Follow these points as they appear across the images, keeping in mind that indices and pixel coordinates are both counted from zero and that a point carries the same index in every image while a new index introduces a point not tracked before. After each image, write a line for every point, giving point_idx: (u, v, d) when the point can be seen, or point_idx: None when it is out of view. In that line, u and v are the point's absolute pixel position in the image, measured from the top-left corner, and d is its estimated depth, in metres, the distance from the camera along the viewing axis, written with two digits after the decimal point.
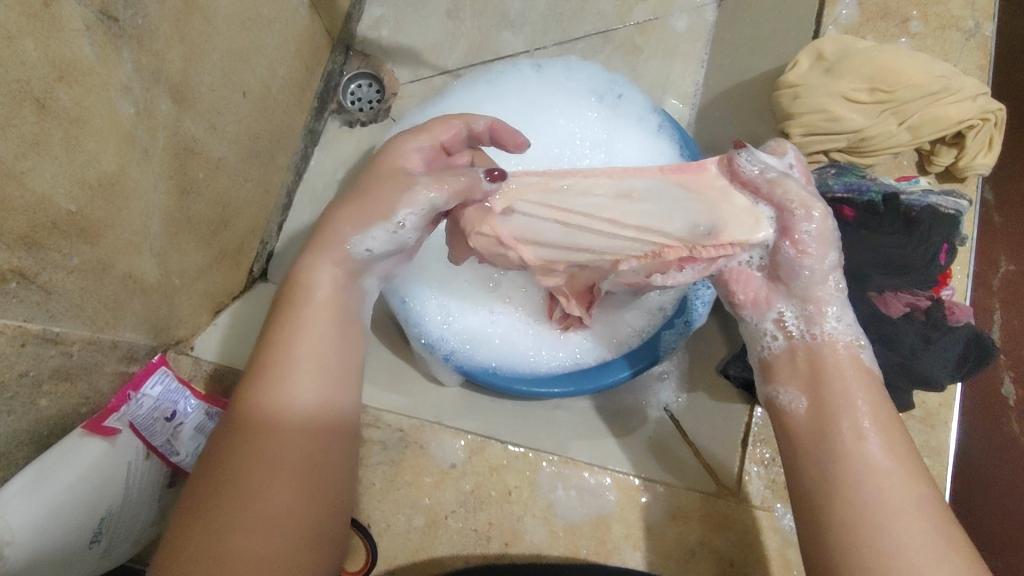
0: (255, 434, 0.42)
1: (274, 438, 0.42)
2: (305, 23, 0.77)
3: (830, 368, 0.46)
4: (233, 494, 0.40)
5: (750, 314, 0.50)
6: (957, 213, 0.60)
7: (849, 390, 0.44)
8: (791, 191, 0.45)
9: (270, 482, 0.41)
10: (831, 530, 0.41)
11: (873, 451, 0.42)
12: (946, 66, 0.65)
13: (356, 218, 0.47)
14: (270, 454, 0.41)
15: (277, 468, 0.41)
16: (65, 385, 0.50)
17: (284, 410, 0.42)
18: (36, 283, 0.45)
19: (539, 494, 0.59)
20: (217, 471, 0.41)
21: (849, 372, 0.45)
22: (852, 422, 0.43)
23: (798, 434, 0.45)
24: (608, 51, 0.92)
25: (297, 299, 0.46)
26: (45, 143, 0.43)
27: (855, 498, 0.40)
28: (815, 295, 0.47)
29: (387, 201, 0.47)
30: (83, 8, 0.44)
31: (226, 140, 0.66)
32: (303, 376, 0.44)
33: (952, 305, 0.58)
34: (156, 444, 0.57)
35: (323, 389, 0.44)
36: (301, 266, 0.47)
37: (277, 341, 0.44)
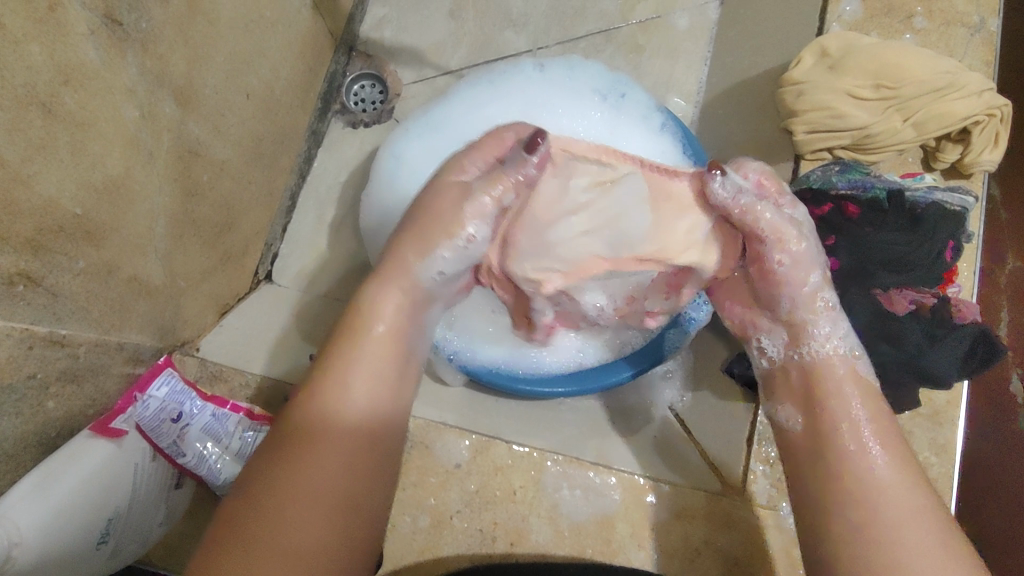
0: (304, 455, 0.41)
1: (326, 451, 0.42)
2: (309, 24, 0.77)
3: (828, 386, 0.49)
4: (273, 522, 0.38)
5: (744, 337, 0.57)
6: (962, 210, 0.59)
7: (846, 406, 0.47)
8: (761, 221, 0.51)
9: (316, 501, 0.40)
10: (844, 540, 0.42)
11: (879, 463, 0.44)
12: (951, 62, 0.65)
13: (420, 248, 0.49)
14: (318, 482, 0.40)
15: (322, 499, 0.40)
16: (72, 387, 0.51)
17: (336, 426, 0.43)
18: (43, 286, 0.45)
19: (544, 494, 0.59)
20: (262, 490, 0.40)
21: (846, 386, 0.48)
22: (854, 437, 0.45)
23: (801, 448, 0.48)
24: (610, 50, 0.91)
25: (360, 329, 0.47)
26: (51, 146, 0.43)
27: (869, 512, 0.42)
28: (800, 316, 0.52)
29: (451, 220, 0.49)
30: (88, 12, 0.44)
31: (230, 142, 0.66)
32: (361, 391, 0.44)
33: (957, 303, 0.57)
34: (162, 445, 0.58)
35: (376, 408, 0.45)
36: (366, 294, 0.48)
37: (337, 365, 0.45)
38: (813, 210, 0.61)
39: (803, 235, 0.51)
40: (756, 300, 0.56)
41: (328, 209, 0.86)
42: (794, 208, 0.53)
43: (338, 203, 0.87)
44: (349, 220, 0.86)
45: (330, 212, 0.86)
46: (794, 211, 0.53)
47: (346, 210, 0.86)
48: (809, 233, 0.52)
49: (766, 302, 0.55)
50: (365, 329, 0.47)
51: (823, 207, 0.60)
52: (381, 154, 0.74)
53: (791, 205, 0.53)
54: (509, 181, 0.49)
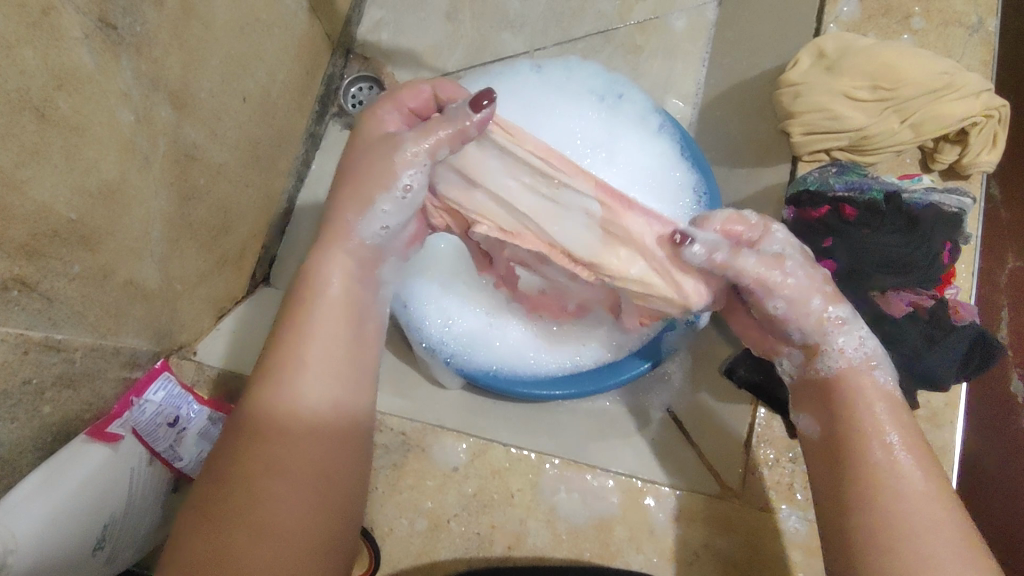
0: (261, 440, 0.42)
1: (279, 441, 0.42)
2: (305, 27, 0.77)
3: (843, 392, 0.49)
4: (245, 503, 0.40)
5: (770, 355, 0.56)
6: (960, 212, 0.59)
7: (873, 411, 0.48)
8: (743, 269, 0.50)
9: (281, 490, 0.41)
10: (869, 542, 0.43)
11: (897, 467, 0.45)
12: (949, 63, 0.65)
13: (360, 204, 0.49)
14: (280, 461, 0.42)
15: (290, 474, 0.41)
16: (68, 392, 0.50)
17: (288, 417, 0.43)
18: (38, 291, 0.45)
19: (542, 497, 0.59)
20: (226, 474, 0.41)
21: (867, 394, 0.49)
22: (873, 440, 0.46)
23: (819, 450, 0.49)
24: (608, 51, 0.91)
25: (304, 306, 0.46)
26: (45, 152, 0.43)
27: (892, 518, 0.43)
28: (817, 335, 0.51)
29: (381, 174, 0.48)
30: (82, 16, 0.44)
31: (227, 146, 0.66)
32: (306, 378, 0.44)
33: (956, 305, 0.57)
34: (159, 449, 0.58)
35: (330, 391, 0.44)
36: (309, 269, 0.48)
37: (287, 343, 0.45)
38: (811, 212, 0.61)
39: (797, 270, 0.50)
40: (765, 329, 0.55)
41: (326, 211, 0.86)
42: (775, 239, 0.51)
43: None
44: None
45: None
46: (775, 244, 0.51)
47: None
48: (802, 262, 0.51)
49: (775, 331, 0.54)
50: (315, 299, 0.46)
51: (820, 210, 0.60)
52: None
53: (769, 237, 0.51)
54: (444, 133, 0.47)
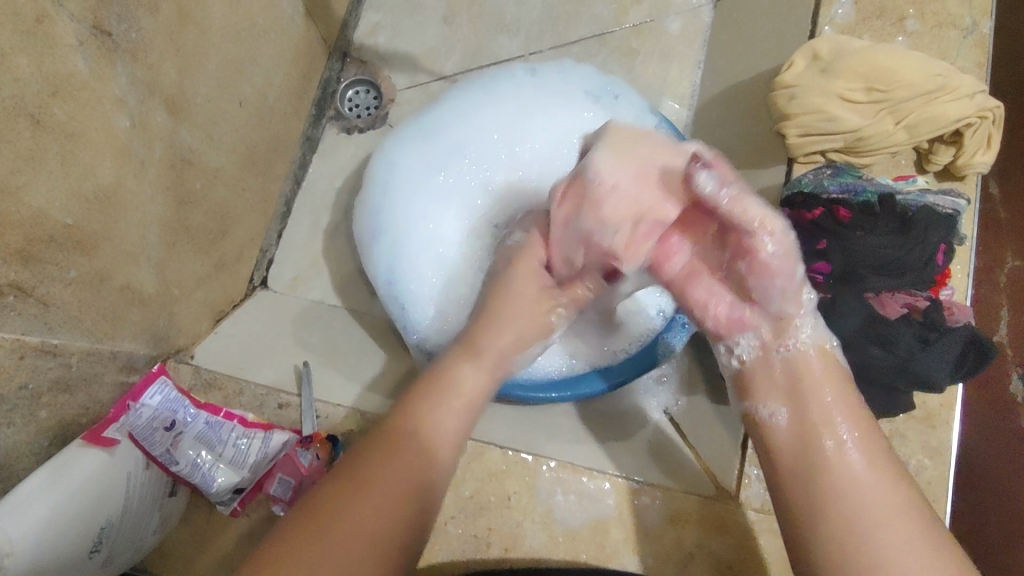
0: (385, 449, 0.44)
1: (398, 464, 0.44)
2: (301, 31, 0.77)
3: (811, 377, 0.48)
4: (346, 498, 0.41)
5: (720, 335, 0.53)
6: (955, 214, 0.59)
7: (832, 405, 0.47)
8: (748, 208, 0.47)
9: (373, 514, 0.41)
10: (839, 556, 0.42)
11: (868, 478, 0.44)
12: (943, 65, 0.65)
13: (518, 341, 0.54)
14: (388, 475, 0.43)
15: (387, 490, 0.42)
16: (64, 397, 0.51)
17: (413, 443, 0.45)
18: (34, 296, 0.46)
19: (538, 500, 0.59)
20: (337, 476, 0.43)
21: (825, 380, 0.48)
22: (846, 450, 0.45)
23: (786, 450, 0.47)
24: (604, 54, 0.92)
25: (442, 382, 0.49)
26: (40, 158, 0.44)
27: (862, 531, 0.42)
28: (786, 304, 0.50)
29: (528, 323, 0.54)
30: (76, 24, 0.45)
31: (223, 150, 0.66)
32: (442, 412, 0.47)
33: (949, 305, 0.57)
34: (156, 453, 0.56)
35: (460, 423, 0.48)
36: (448, 367, 0.50)
37: (441, 374, 0.50)
38: (804, 214, 0.61)
39: (788, 222, 0.48)
40: (739, 292, 0.52)
41: (323, 214, 0.86)
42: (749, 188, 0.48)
43: (333, 208, 0.87)
44: (343, 226, 0.86)
45: (325, 218, 0.86)
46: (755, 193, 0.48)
47: (341, 215, 0.86)
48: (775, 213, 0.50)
49: (752, 295, 0.51)
50: (451, 395, 0.48)
51: (814, 212, 0.60)
52: (375, 161, 0.73)
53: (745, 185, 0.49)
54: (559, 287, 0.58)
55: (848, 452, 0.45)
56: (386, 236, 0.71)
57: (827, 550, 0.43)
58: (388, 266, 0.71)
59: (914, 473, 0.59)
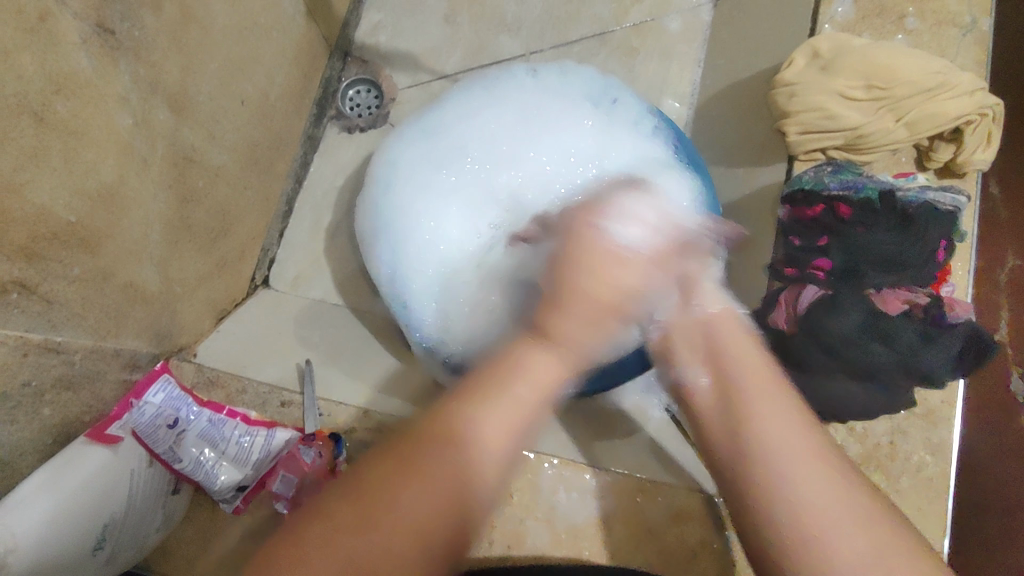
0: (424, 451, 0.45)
1: (437, 465, 0.44)
2: (303, 30, 0.77)
3: (725, 341, 0.52)
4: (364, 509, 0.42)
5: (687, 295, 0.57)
6: (955, 211, 0.59)
7: (751, 368, 0.49)
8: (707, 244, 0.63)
9: (390, 514, 0.42)
10: (779, 530, 0.41)
11: (788, 435, 0.44)
12: (943, 62, 0.65)
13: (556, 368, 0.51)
14: (414, 486, 0.43)
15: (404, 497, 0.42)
16: (68, 394, 0.51)
17: (451, 461, 0.44)
18: (38, 293, 0.46)
19: (540, 497, 0.59)
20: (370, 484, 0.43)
21: (735, 345, 0.52)
22: (768, 415, 0.45)
23: (715, 421, 0.48)
24: (604, 53, 0.92)
25: (511, 376, 0.49)
26: (44, 155, 0.44)
27: (789, 492, 0.41)
28: (696, 292, 0.57)
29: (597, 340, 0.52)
30: (80, 22, 0.45)
31: (225, 149, 0.66)
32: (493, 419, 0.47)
33: (950, 301, 0.57)
34: (159, 451, 0.57)
35: (497, 430, 0.47)
36: (519, 356, 0.51)
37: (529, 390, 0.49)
38: (806, 212, 0.61)
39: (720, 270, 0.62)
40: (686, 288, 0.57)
41: (324, 213, 0.87)
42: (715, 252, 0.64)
43: (334, 207, 0.87)
44: (344, 225, 0.86)
45: (327, 217, 0.86)
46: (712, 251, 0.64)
47: (342, 214, 0.86)
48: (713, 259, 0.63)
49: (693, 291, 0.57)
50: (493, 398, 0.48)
51: (815, 209, 0.60)
52: (376, 160, 0.75)
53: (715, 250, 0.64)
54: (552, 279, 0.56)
55: (767, 416, 0.45)
56: (389, 234, 0.71)
57: (763, 523, 0.42)
58: (390, 263, 0.71)
59: (915, 470, 0.59)
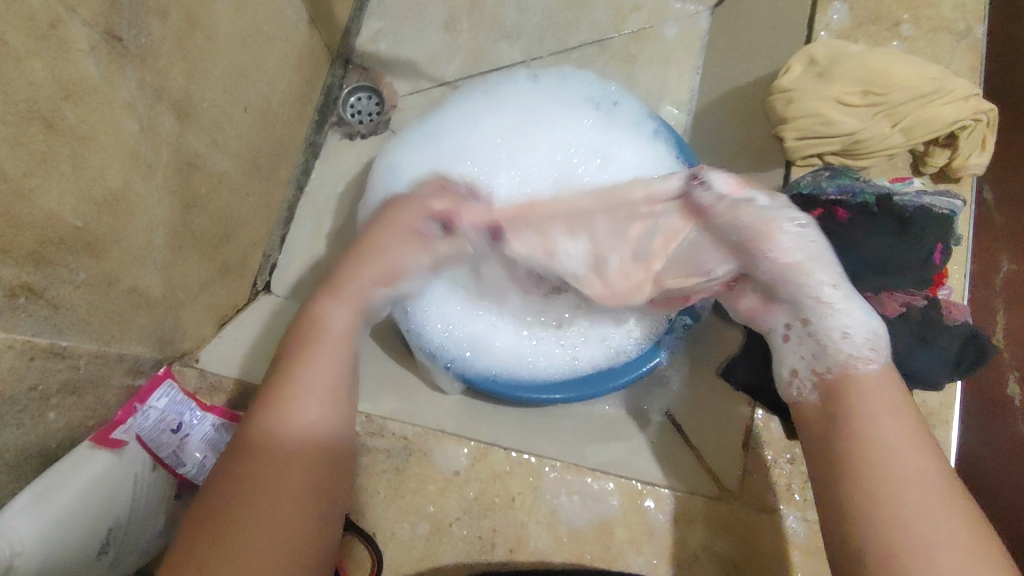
0: (265, 460, 0.45)
1: (281, 461, 0.45)
2: (305, 38, 0.78)
3: (854, 378, 0.47)
4: (248, 510, 0.43)
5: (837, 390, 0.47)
6: (951, 213, 0.59)
7: (876, 392, 0.46)
8: (743, 214, 0.53)
9: (276, 510, 0.43)
10: (887, 541, 0.40)
11: (904, 444, 0.43)
12: (939, 68, 0.66)
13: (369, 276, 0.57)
14: (277, 476, 0.44)
15: (287, 490, 0.44)
16: (72, 399, 0.51)
17: (294, 426, 0.46)
18: (45, 297, 0.46)
19: (542, 500, 0.59)
20: (236, 484, 0.44)
21: (880, 389, 0.46)
22: (881, 419, 0.44)
23: (811, 415, 0.49)
24: (603, 60, 0.93)
25: (312, 328, 0.52)
26: (51, 161, 0.44)
27: (905, 514, 0.40)
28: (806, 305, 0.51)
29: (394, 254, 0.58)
30: (89, 29, 0.45)
31: (229, 155, 0.67)
32: (315, 404, 0.48)
33: (947, 305, 0.57)
34: (162, 455, 0.58)
35: (326, 414, 0.48)
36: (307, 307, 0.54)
37: (298, 364, 0.49)
38: (803, 215, 0.60)
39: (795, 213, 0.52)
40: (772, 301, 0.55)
41: (326, 219, 0.87)
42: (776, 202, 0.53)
43: (336, 213, 0.87)
44: (347, 231, 0.86)
45: (328, 222, 0.87)
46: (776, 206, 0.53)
47: (343, 220, 0.87)
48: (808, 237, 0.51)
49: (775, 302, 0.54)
50: (292, 379, 0.48)
51: (813, 213, 0.59)
52: (378, 164, 0.75)
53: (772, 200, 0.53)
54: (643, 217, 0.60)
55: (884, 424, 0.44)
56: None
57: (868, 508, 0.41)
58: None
59: None
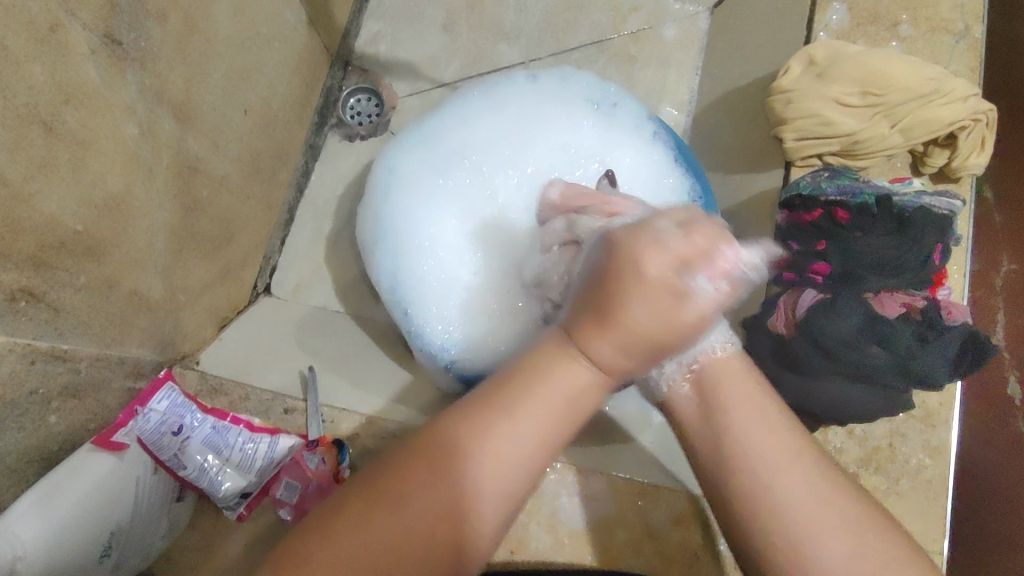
0: (444, 467, 0.43)
1: (454, 479, 0.43)
2: (304, 40, 0.78)
3: (721, 377, 0.45)
4: (390, 502, 0.42)
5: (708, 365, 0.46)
6: (951, 214, 0.59)
7: (736, 391, 0.44)
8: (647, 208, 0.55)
9: (415, 519, 0.42)
10: (775, 546, 0.39)
11: (759, 430, 0.42)
12: (937, 69, 0.66)
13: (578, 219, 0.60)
14: (432, 490, 0.42)
15: (433, 503, 0.42)
16: (73, 402, 0.51)
17: (494, 447, 0.43)
18: (45, 301, 0.46)
19: (543, 501, 0.59)
20: (395, 471, 0.43)
21: (732, 373, 0.45)
22: (744, 415, 0.43)
23: (690, 421, 0.45)
24: (602, 61, 0.93)
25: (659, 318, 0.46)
26: (52, 165, 0.44)
27: (778, 504, 0.39)
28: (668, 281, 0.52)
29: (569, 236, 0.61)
30: (88, 33, 0.45)
31: (229, 158, 0.67)
32: (521, 435, 0.44)
33: (948, 305, 0.56)
34: (164, 458, 0.57)
35: (533, 447, 0.44)
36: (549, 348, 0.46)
37: (541, 385, 0.45)
38: (803, 216, 0.61)
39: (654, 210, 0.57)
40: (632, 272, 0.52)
41: (326, 221, 0.87)
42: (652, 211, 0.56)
43: (336, 214, 0.87)
44: (347, 232, 0.87)
45: (328, 224, 0.87)
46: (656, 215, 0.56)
47: (343, 222, 0.87)
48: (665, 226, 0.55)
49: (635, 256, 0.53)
50: (614, 316, 0.43)
51: (813, 214, 0.60)
52: (377, 165, 0.74)
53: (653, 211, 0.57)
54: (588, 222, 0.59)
55: (745, 415, 0.42)
56: (389, 241, 0.71)
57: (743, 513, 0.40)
58: (392, 270, 0.71)
59: (916, 472, 0.60)
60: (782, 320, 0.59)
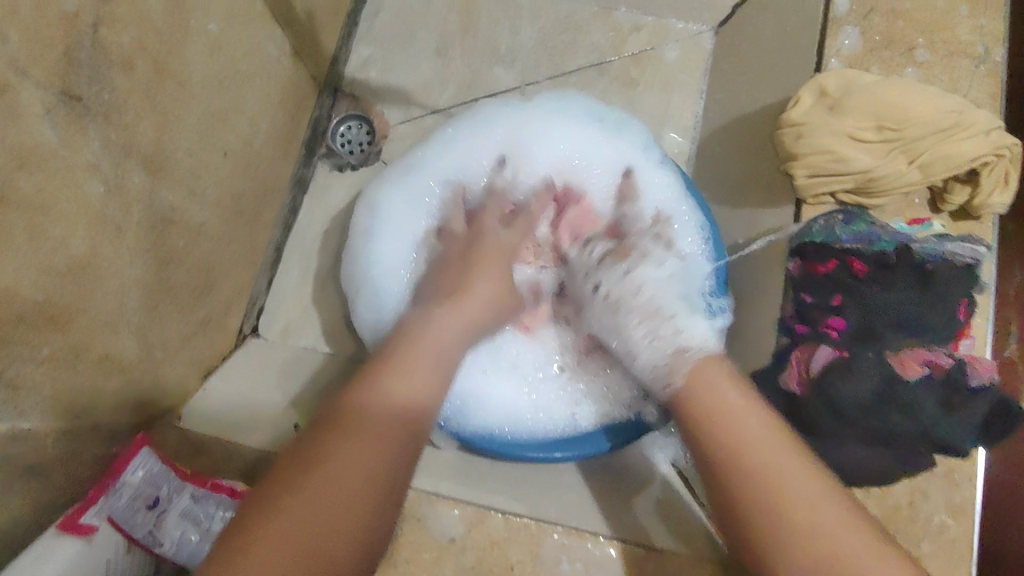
0: (338, 437, 0.43)
1: (362, 441, 0.43)
2: (288, 72, 0.74)
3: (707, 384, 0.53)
4: (309, 480, 0.40)
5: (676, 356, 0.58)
6: (975, 262, 0.55)
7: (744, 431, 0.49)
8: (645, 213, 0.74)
9: (339, 484, 0.41)
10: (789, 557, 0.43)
11: (777, 466, 0.46)
12: (957, 100, 0.62)
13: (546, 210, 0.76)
14: (350, 452, 0.42)
15: (354, 463, 0.42)
16: (38, 481, 0.48)
17: (385, 407, 0.46)
18: (3, 381, 0.43)
19: (542, 568, 0.55)
20: (301, 457, 0.42)
21: (738, 403, 0.51)
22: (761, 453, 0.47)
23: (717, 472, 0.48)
24: (602, 84, 0.89)
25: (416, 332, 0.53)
26: (6, 238, 0.41)
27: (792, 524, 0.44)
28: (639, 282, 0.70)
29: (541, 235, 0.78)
30: (43, 92, 0.42)
31: (208, 203, 0.64)
32: (405, 387, 0.48)
33: (970, 360, 0.52)
34: (138, 535, 0.55)
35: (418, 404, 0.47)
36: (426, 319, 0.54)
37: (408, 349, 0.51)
38: (818, 267, 0.57)
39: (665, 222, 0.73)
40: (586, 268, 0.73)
41: (314, 257, 0.84)
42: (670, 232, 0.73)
43: (325, 249, 0.84)
44: (336, 268, 0.83)
45: (317, 260, 0.84)
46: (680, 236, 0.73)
47: (333, 257, 0.84)
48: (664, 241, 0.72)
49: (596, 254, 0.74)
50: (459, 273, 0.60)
51: (828, 265, 0.56)
52: (360, 208, 0.75)
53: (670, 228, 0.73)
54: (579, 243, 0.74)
55: (763, 457, 0.47)
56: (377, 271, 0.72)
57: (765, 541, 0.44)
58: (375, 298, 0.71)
59: (938, 532, 0.56)
60: (794, 378, 0.55)
